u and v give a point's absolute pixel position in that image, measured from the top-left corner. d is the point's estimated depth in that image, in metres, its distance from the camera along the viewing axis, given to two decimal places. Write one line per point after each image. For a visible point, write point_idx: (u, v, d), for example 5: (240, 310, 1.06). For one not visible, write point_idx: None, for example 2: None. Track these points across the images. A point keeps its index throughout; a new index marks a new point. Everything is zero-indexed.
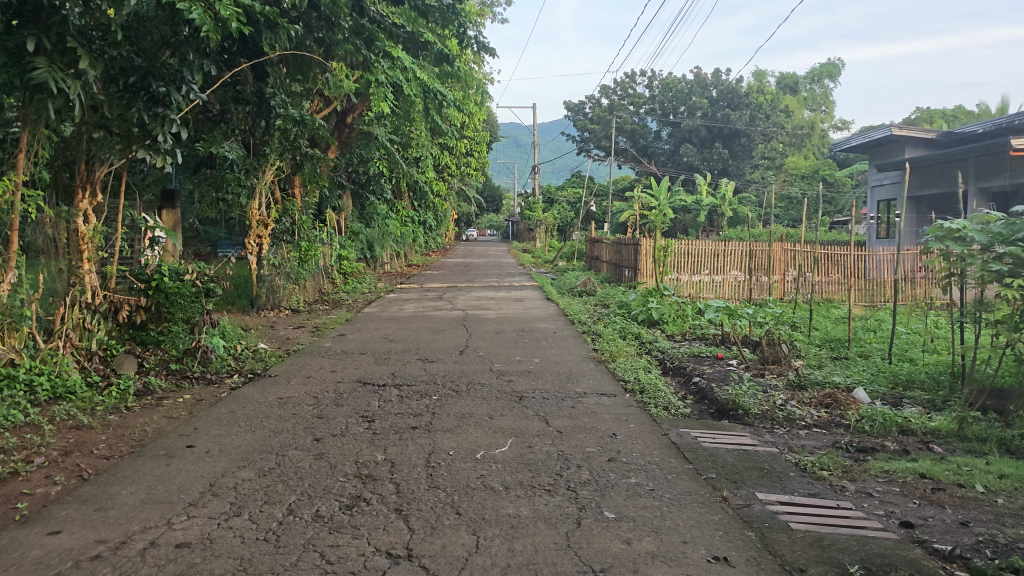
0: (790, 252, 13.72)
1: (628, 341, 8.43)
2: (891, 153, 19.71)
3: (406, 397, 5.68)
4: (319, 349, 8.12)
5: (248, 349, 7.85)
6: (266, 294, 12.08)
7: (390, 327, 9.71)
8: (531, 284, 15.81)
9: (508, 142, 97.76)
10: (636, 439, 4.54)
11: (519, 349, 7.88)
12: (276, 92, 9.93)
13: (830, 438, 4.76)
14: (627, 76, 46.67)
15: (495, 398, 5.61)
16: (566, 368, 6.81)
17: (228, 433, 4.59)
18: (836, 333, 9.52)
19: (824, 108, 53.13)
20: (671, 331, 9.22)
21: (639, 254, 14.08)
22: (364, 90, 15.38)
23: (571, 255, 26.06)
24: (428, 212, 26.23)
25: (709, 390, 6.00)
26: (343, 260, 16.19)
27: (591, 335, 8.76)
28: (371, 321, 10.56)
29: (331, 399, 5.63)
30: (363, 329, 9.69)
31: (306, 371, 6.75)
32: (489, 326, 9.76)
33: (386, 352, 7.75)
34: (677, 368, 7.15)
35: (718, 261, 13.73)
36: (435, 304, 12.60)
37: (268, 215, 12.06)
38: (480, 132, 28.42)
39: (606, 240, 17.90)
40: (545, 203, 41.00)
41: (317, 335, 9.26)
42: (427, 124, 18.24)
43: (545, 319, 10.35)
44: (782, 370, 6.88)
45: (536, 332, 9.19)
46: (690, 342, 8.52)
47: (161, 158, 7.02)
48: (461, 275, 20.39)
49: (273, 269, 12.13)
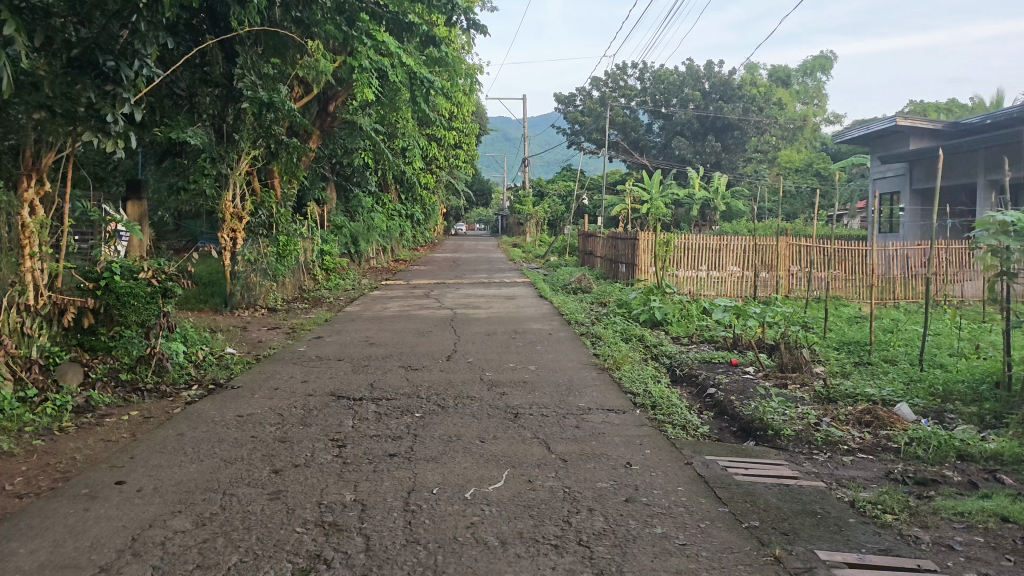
0: (795, 248, 13.02)
1: (631, 344, 7.71)
2: (894, 144, 19.09)
3: (385, 415, 4.94)
4: (291, 355, 7.36)
5: (212, 355, 7.07)
6: (241, 293, 11.31)
7: (371, 329, 8.95)
8: (523, 281, 15.07)
9: (497, 136, 96.99)
10: (655, 471, 3.82)
11: (513, 354, 7.15)
12: (245, 73, 9.18)
13: (881, 467, 4.05)
14: (618, 68, 45.91)
15: (486, 416, 4.88)
16: (565, 377, 6.08)
17: (169, 466, 3.84)
18: (852, 335, 8.83)
19: (817, 101, 52.53)
20: (677, 333, 8.51)
21: (638, 250, 13.25)
22: (346, 76, 14.58)
23: (562, 250, 25.33)
24: (415, 205, 25.44)
25: (729, 405, 5.29)
26: (325, 255, 15.42)
27: (590, 337, 8.05)
28: (351, 321, 9.80)
29: (298, 417, 4.88)
30: (342, 330, 8.93)
31: (274, 381, 6.01)
32: (479, 327, 9.03)
33: (365, 358, 7.00)
34: (688, 377, 6.43)
35: (720, 257, 13.03)
36: (421, 302, 11.85)
37: (243, 208, 11.28)
38: (469, 123, 27.61)
39: (600, 235, 17.18)
40: (535, 197, 40.29)
41: (292, 337, 8.50)
42: (413, 113, 17.47)
43: (539, 319, 9.62)
44: (806, 380, 6.18)
45: (530, 334, 8.46)
46: (698, 346, 7.80)
47: (112, 143, 6.18)
48: (449, 271, 19.62)
49: (248, 266, 11.36)
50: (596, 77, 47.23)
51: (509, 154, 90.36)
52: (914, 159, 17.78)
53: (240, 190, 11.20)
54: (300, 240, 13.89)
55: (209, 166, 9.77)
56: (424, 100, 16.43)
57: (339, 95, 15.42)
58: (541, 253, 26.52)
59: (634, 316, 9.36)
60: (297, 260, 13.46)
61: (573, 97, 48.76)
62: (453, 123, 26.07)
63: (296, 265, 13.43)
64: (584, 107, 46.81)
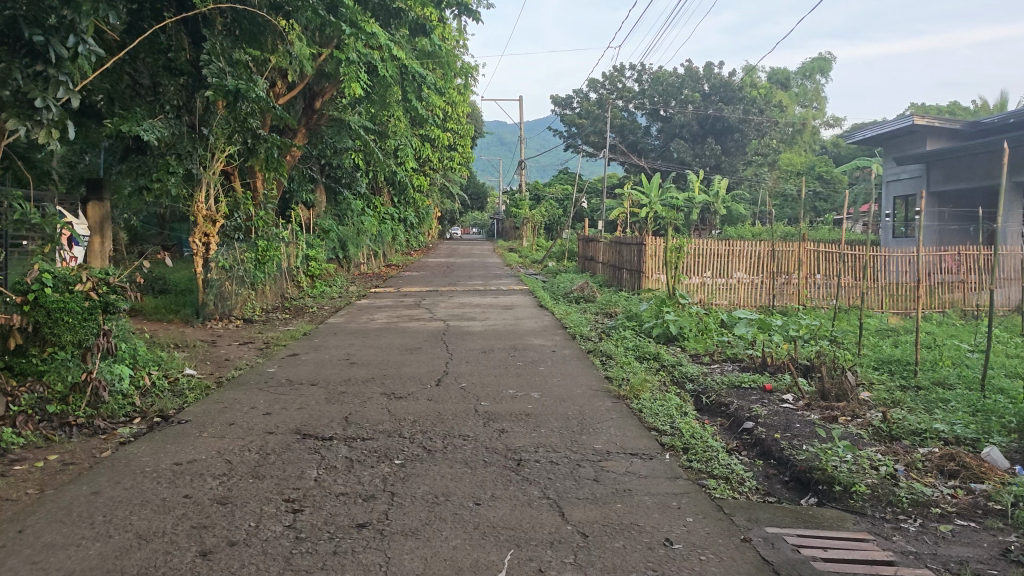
0: (813, 254, 12.10)
1: (647, 365, 6.78)
2: (910, 144, 18.23)
3: (358, 463, 4.02)
4: (259, 377, 6.42)
5: (166, 380, 6.10)
6: (215, 303, 10.35)
7: (353, 345, 8.01)
8: (521, 288, 14.14)
9: (493, 140, 96.18)
10: (704, 554, 2.89)
11: (512, 377, 6.23)
12: (212, 60, 8.27)
13: (993, 543, 3.13)
14: (616, 69, 45.09)
15: (482, 465, 3.96)
16: (575, 409, 5.16)
17: (63, 551, 2.91)
18: (891, 352, 7.90)
19: (817, 104, 51.64)
20: (696, 350, 7.58)
21: (644, 256, 12.31)
22: (332, 70, 13.64)
23: (560, 255, 24.43)
24: (408, 209, 24.53)
25: (776, 447, 4.37)
26: (310, 260, 14.49)
27: (599, 356, 7.14)
28: (332, 334, 8.85)
29: (250, 466, 3.95)
30: (320, 346, 8.00)
31: (232, 413, 5.07)
32: (474, 342, 8.10)
33: (343, 382, 6.07)
34: (718, 406, 5.52)
35: (734, 263, 12.11)
36: (411, 312, 10.90)
37: (216, 210, 10.34)
38: (464, 124, 26.69)
39: (602, 240, 16.25)
40: (532, 201, 39.46)
41: (264, 354, 7.56)
42: (405, 110, 16.52)
43: (540, 333, 8.69)
44: (858, 412, 5.25)
45: (531, 352, 7.53)
46: (722, 367, 6.88)
47: (46, 135, 5.21)
48: (442, 277, 18.68)
49: (223, 273, 10.38)
50: (593, 79, 46.38)
51: (505, 157, 89.46)
52: (931, 160, 16.93)
53: (214, 190, 10.30)
54: (283, 245, 12.96)
55: (177, 164, 8.83)
56: (415, 97, 15.50)
57: (326, 91, 14.49)
58: (539, 258, 25.61)
59: (646, 330, 8.44)
60: (278, 267, 12.53)
61: (570, 99, 47.88)
62: (448, 124, 25.13)
63: (277, 272, 12.48)
64: (582, 109, 45.96)
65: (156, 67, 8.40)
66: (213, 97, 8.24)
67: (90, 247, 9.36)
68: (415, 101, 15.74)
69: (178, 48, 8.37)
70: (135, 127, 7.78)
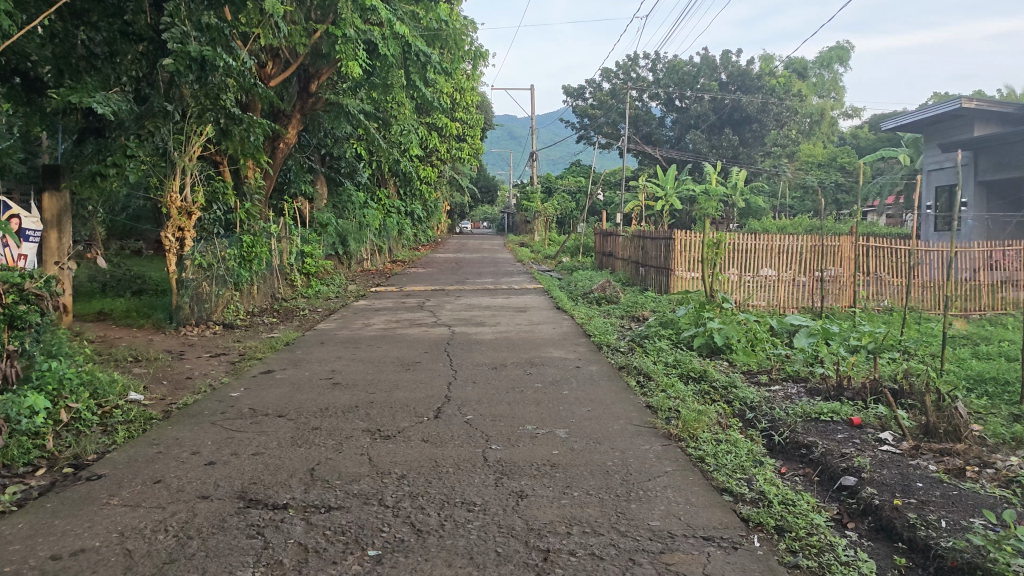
0: (861, 250, 10.80)
1: (694, 388, 5.55)
2: (954, 131, 16.87)
3: (314, 555, 2.80)
4: (217, 403, 5.20)
5: (97, 410, 4.86)
6: (190, 306, 9.13)
7: (341, 359, 6.78)
8: (534, 287, 12.91)
9: (502, 133, 94.98)
10: None
11: (530, 406, 4.99)
12: (173, 22, 7.05)
13: None
14: (629, 58, 43.66)
15: (493, 561, 2.74)
16: (614, 457, 3.94)
17: None
18: (980, 368, 6.62)
19: (835, 93, 49.93)
20: (749, 367, 6.33)
21: (672, 252, 11.02)
22: (328, 50, 12.41)
23: (575, 250, 23.14)
24: (415, 201, 23.28)
25: (906, 524, 3.14)
26: (304, 257, 13.28)
27: (634, 375, 5.91)
28: (318, 344, 7.62)
29: (156, 564, 2.73)
30: (303, 359, 6.78)
31: (164, 465, 3.84)
32: (483, 355, 6.88)
33: (318, 412, 4.85)
34: (797, 450, 4.28)
35: (774, 260, 10.81)
36: (412, 316, 9.67)
37: (192, 201, 9.15)
38: (472, 113, 25.41)
39: (622, 234, 14.98)
40: (544, 194, 38.19)
41: (233, 371, 6.34)
42: (409, 93, 15.27)
43: (560, 343, 7.44)
44: (986, 460, 4.01)
45: (551, 368, 6.29)
46: (785, 391, 5.64)
47: None
48: (449, 274, 17.43)
49: (199, 272, 9.16)
50: (607, 68, 45.00)
51: (516, 151, 88.08)
52: (980, 148, 15.60)
53: (189, 179, 9.11)
54: (272, 241, 11.78)
55: (138, 146, 7.62)
56: (420, 81, 14.28)
57: (323, 72, 13.24)
58: (552, 253, 24.34)
59: (685, 341, 7.19)
60: (267, 265, 11.32)
61: (582, 90, 46.51)
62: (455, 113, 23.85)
63: (266, 270, 11.27)
64: (594, 99, 44.58)
65: (112, 31, 7.24)
66: (174, 66, 7.01)
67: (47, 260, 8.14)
68: (420, 85, 14.51)
69: (138, 11, 7.13)
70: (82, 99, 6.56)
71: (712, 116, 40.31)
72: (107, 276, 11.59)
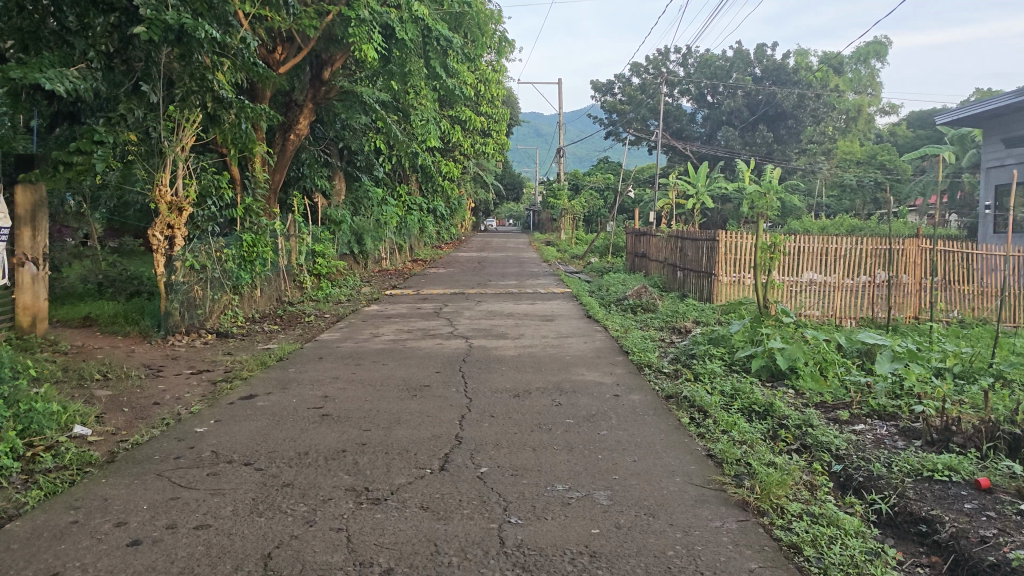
0: (928, 256, 9.64)
1: (761, 429, 4.53)
2: (1016, 124, 15.63)
3: None
4: (176, 442, 4.25)
5: (24, 453, 3.90)
6: (181, 312, 8.19)
7: (337, 380, 5.80)
8: (562, 292, 11.87)
9: (528, 130, 93.97)
10: None
11: (560, 454, 3.98)
12: None
13: None
14: (660, 53, 42.51)
15: None
16: (674, 542, 2.92)
17: None
18: None
19: (872, 90, 48.04)
20: (822, 399, 5.27)
21: (716, 256, 9.95)
22: (341, 34, 11.44)
23: (603, 250, 22.06)
24: (438, 198, 22.35)
25: None
26: (315, 257, 12.38)
27: (685, 410, 4.88)
28: (315, 360, 6.64)
29: None
30: (294, 380, 5.82)
31: (74, 545, 2.88)
32: (505, 377, 5.87)
33: (295, 460, 3.88)
34: (914, 527, 3.27)
35: (831, 266, 9.71)
36: (425, 325, 8.68)
37: (183, 195, 8.24)
38: (497, 107, 24.43)
39: (656, 234, 13.92)
40: (571, 191, 37.14)
41: (209, 395, 5.38)
42: (429, 82, 14.32)
43: (593, 363, 6.41)
44: None
45: (584, 397, 5.27)
46: (874, 434, 4.58)
47: None
48: (471, 275, 16.49)
49: (191, 274, 8.25)
50: (636, 63, 43.87)
51: (543, 148, 86.90)
52: None
53: (181, 171, 8.20)
54: (278, 240, 10.86)
55: (110, 132, 6.68)
56: (440, 68, 13.29)
57: (337, 59, 12.30)
58: (579, 253, 23.27)
59: (740, 363, 6.15)
60: (271, 267, 10.42)
61: (611, 85, 45.33)
62: (481, 107, 22.86)
63: (270, 272, 10.36)
64: (624, 95, 43.43)
65: None
66: (146, 36, 6.06)
67: (16, 274, 7.22)
68: (441, 74, 13.53)
69: None
70: (37, 75, 5.62)
71: (746, 112, 39.04)
72: (101, 277, 10.75)
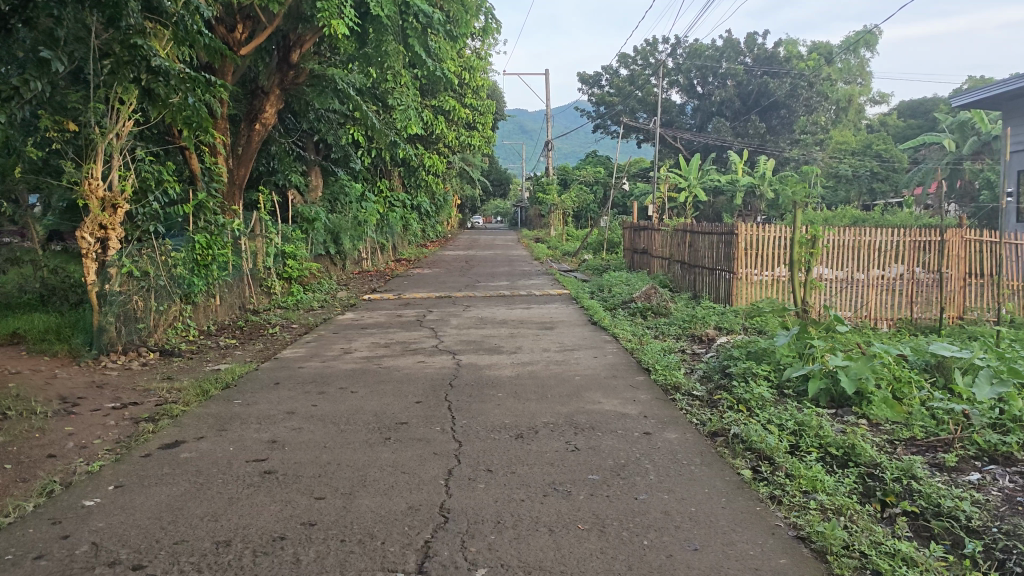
0: (976, 250, 8.54)
1: (851, 487, 3.38)
2: None
3: None
4: (50, 525, 3.03)
5: None
6: (117, 327, 6.91)
7: (292, 417, 4.60)
8: (560, 293, 10.70)
9: (513, 126, 92.69)
10: None
11: (589, 539, 2.81)
12: None
13: None
14: (648, 43, 41.37)
15: None
16: None
17: None
18: None
19: (862, 79, 46.94)
20: (910, 435, 4.13)
21: (735, 252, 8.80)
22: (309, 11, 10.20)
23: (598, 247, 20.90)
24: (422, 195, 21.16)
25: None
26: (285, 259, 11.17)
27: (743, 457, 3.72)
28: (269, 387, 5.44)
29: None
30: (238, 418, 4.61)
31: None
32: (504, 408, 4.70)
33: (209, 559, 2.69)
34: None
35: (868, 262, 8.60)
36: (406, 337, 7.47)
37: (116, 188, 7.01)
38: (481, 98, 23.20)
39: (659, 228, 12.78)
40: (559, 185, 36.01)
41: (123, 444, 4.18)
42: (409, 66, 13.08)
43: (610, 386, 5.25)
44: None
45: (606, 437, 4.10)
46: (1000, 489, 3.43)
47: None
48: (458, 275, 15.36)
49: (129, 282, 7.02)
50: (623, 54, 42.72)
51: (528, 143, 85.86)
52: None
53: (115, 161, 6.98)
54: (241, 241, 9.63)
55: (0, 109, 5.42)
56: (422, 50, 12.07)
57: (307, 39, 11.02)
58: (571, 249, 22.13)
59: (792, 385, 5.00)
60: (231, 271, 9.19)
61: (599, 77, 44.19)
62: (465, 98, 21.66)
63: (229, 276, 9.15)
64: (611, 87, 42.28)
65: None
66: None
67: None
68: (422, 57, 12.30)
69: None
70: None
71: (737, 102, 38.00)
72: (39, 285, 9.50)
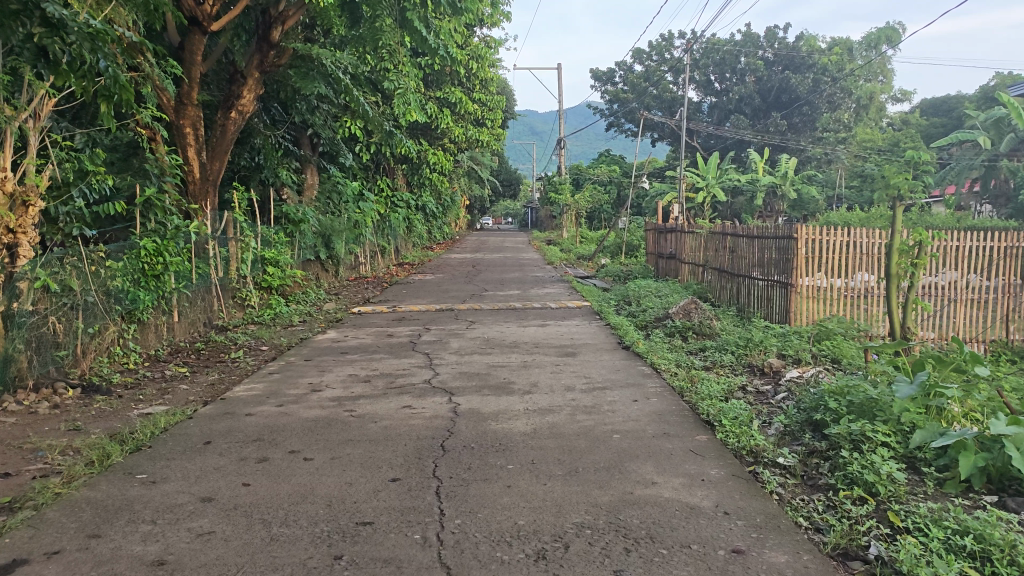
0: None
1: None
2: None
3: None
4: None
5: None
6: (29, 357, 5.41)
7: (207, 510, 3.13)
8: (580, 307, 9.20)
9: (523, 126, 91.08)
10: None
11: None
12: None
13: None
14: (664, 37, 39.70)
15: None
16: None
17: None
18: None
19: (884, 76, 45.14)
20: None
21: (795, 259, 7.30)
22: None
23: (615, 250, 19.39)
24: (427, 194, 19.68)
25: None
26: (264, 266, 9.73)
27: None
28: (197, 450, 3.96)
29: None
30: (127, 512, 3.13)
31: None
32: (518, 496, 3.22)
33: None
34: None
35: (959, 269, 7.09)
36: (394, 367, 6.00)
37: (29, 182, 5.60)
38: (489, 91, 21.68)
39: (690, 232, 11.27)
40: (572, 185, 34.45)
41: None
42: (409, 47, 11.61)
43: (664, 454, 3.76)
44: None
45: (679, 563, 2.61)
46: None
47: None
48: (464, 282, 13.90)
49: (47, 298, 5.56)
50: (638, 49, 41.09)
51: (538, 143, 84.31)
52: None
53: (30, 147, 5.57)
54: (207, 245, 8.19)
55: None
56: (421, 30, 10.60)
57: (290, 15, 9.53)
58: (585, 254, 20.59)
59: (929, 459, 3.52)
60: (194, 282, 7.77)
61: (612, 73, 42.53)
62: (473, 91, 20.14)
63: (191, 287, 7.71)
64: (626, 83, 40.66)
65: None
66: None
67: None
68: (423, 38, 10.83)
69: None
70: None
71: (757, 98, 36.34)
72: None
